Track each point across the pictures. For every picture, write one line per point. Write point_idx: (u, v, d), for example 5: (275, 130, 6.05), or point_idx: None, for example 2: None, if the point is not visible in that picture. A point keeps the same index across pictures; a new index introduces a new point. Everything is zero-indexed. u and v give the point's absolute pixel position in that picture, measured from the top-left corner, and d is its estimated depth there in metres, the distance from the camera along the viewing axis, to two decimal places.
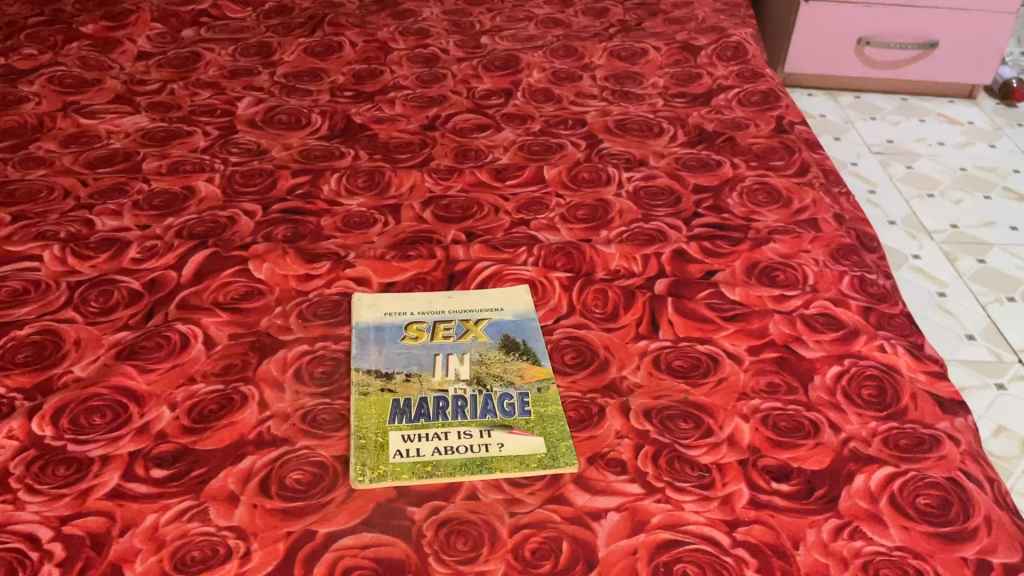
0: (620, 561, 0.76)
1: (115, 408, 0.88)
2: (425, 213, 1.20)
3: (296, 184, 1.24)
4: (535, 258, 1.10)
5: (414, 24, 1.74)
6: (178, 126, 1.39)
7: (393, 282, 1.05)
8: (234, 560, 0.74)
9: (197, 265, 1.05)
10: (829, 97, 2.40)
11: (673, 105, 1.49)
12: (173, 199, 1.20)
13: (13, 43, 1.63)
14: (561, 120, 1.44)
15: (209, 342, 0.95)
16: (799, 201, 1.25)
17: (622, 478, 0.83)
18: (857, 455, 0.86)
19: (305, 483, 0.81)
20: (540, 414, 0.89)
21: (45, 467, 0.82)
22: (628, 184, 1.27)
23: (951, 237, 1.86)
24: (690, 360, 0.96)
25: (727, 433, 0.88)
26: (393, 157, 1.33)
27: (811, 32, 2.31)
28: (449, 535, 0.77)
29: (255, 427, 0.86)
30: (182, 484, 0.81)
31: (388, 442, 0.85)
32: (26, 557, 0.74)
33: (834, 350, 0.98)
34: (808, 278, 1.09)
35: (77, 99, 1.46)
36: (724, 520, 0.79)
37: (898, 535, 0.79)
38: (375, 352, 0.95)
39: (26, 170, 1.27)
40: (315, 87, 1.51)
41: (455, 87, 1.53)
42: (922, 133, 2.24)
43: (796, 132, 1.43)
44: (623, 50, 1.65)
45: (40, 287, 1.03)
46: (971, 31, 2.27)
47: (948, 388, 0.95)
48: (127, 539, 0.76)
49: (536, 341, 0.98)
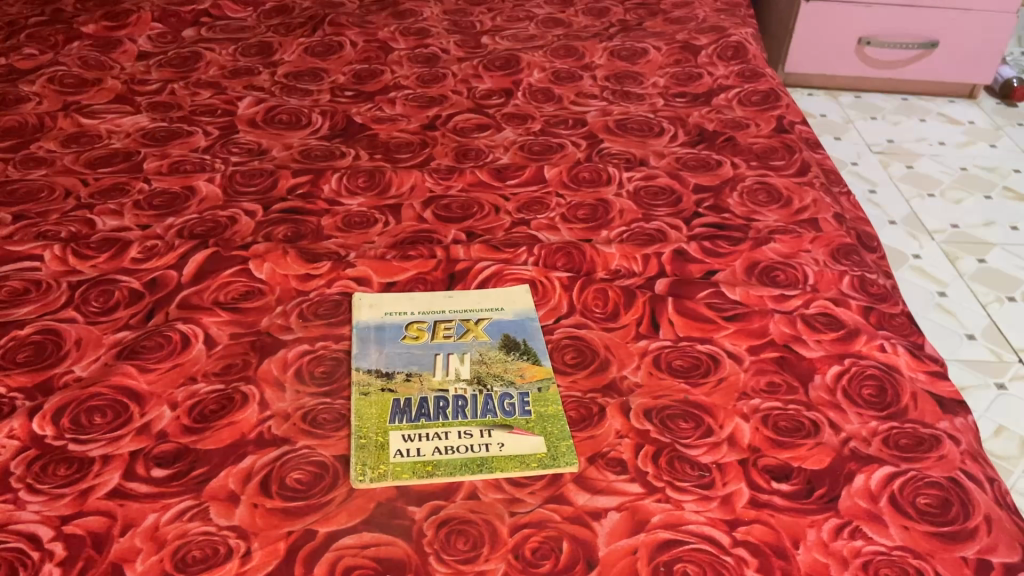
0: (621, 561, 0.76)
1: (115, 408, 0.88)
2: (426, 213, 1.20)
3: (296, 184, 1.24)
4: (535, 258, 1.10)
5: (414, 24, 1.74)
6: (178, 125, 1.39)
7: (393, 282, 1.05)
8: (234, 559, 0.74)
9: (198, 265, 1.05)
10: (830, 97, 2.40)
11: (674, 104, 1.49)
12: (173, 199, 1.20)
13: (13, 43, 1.63)
14: (561, 120, 1.44)
15: (210, 342, 0.95)
16: (799, 200, 1.25)
17: (622, 478, 0.83)
18: (857, 454, 0.86)
19: (305, 483, 0.81)
20: (540, 414, 0.89)
21: (45, 467, 0.82)
22: (629, 184, 1.27)
23: (951, 237, 1.86)
24: (690, 360, 0.96)
25: (727, 433, 0.88)
26: (393, 157, 1.33)
27: (812, 31, 2.31)
28: (449, 534, 0.77)
29: (255, 427, 0.86)
30: (182, 484, 0.81)
31: (389, 441, 0.85)
32: (26, 557, 0.75)
33: (834, 350, 0.98)
34: (808, 278, 1.09)
35: (77, 99, 1.46)
36: (724, 520, 0.79)
37: (898, 535, 0.79)
38: (375, 352, 0.95)
39: (26, 170, 1.28)
40: (315, 87, 1.51)
41: (455, 87, 1.53)
42: (922, 133, 2.24)
43: (796, 132, 1.43)
44: (624, 50, 1.65)
45: (40, 287, 1.03)
46: (972, 31, 2.28)
47: (948, 388, 0.95)
48: (127, 539, 0.76)
49: (536, 341, 0.98)
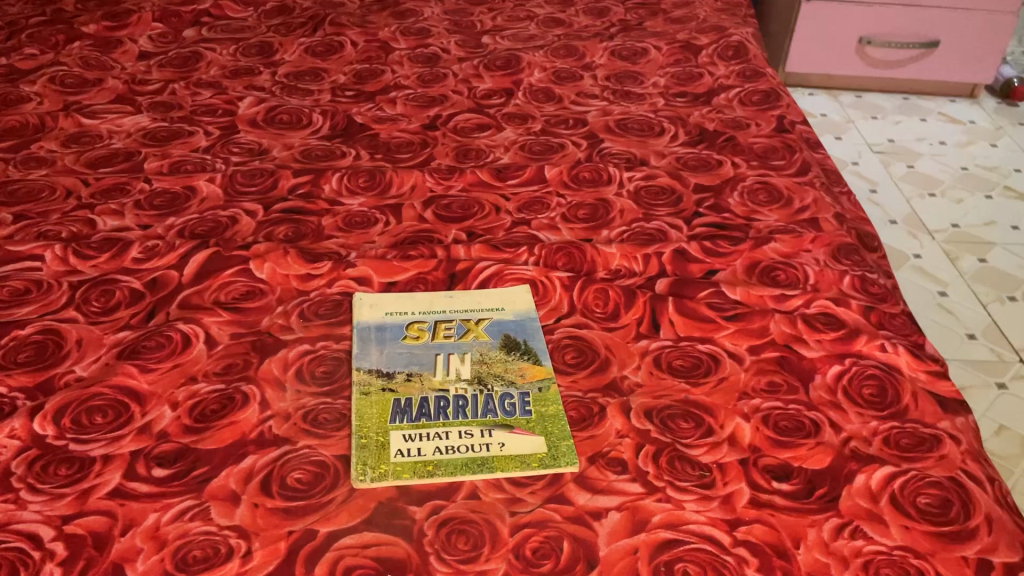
0: (621, 560, 0.76)
1: (116, 408, 0.88)
2: (426, 213, 1.20)
3: (296, 184, 1.24)
4: (535, 258, 1.10)
5: (414, 24, 1.73)
6: (179, 126, 1.39)
7: (393, 282, 1.05)
8: (235, 559, 0.75)
9: (198, 265, 1.05)
10: (831, 97, 2.40)
11: (674, 105, 1.49)
12: (175, 199, 1.20)
13: (14, 43, 1.63)
14: (561, 120, 1.44)
15: (210, 342, 0.95)
16: (799, 200, 1.25)
17: (622, 478, 0.83)
18: (857, 454, 0.86)
19: (307, 483, 0.81)
20: (541, 414, 0.89)
21: (46, 467, 0.82)
22: (629, 184, 1.27)
23: (952, 237, 1.86)
24: (690, 359, 0.96)
25: (728, 432, 0.88)
26: (393, 157, 1.33)
27: (812, 31, 2.31)
28: (449, 534, 0.77)
29: (256, 427, 0.86)
30: (182, 484, 0.81)
31: (390, 441, 0.85)
32: (27, 557, 0.75)
33: (834, 350, 0.98)
34: (808, 278, 1.08)
35: (77, 99, 1.46)
36: (725, 520, 0.79)
37: (899, 534, 0.79)
38: (376, 352, 0.95)
39: (27, 170, 1.28)
40: (316, 87, 1.51)
41: (455, 87, 1.53)
42: (922, 133, 2.24)
43: (797, 132, 1.43)
44: (624, 50, 1.65)
45: (41, 287, 1.03)
46: (973, 31, 2.27)
47: (948, 388, 0.95)
48: (128, 538, 0.76)
49: (537, 341, 0.98)
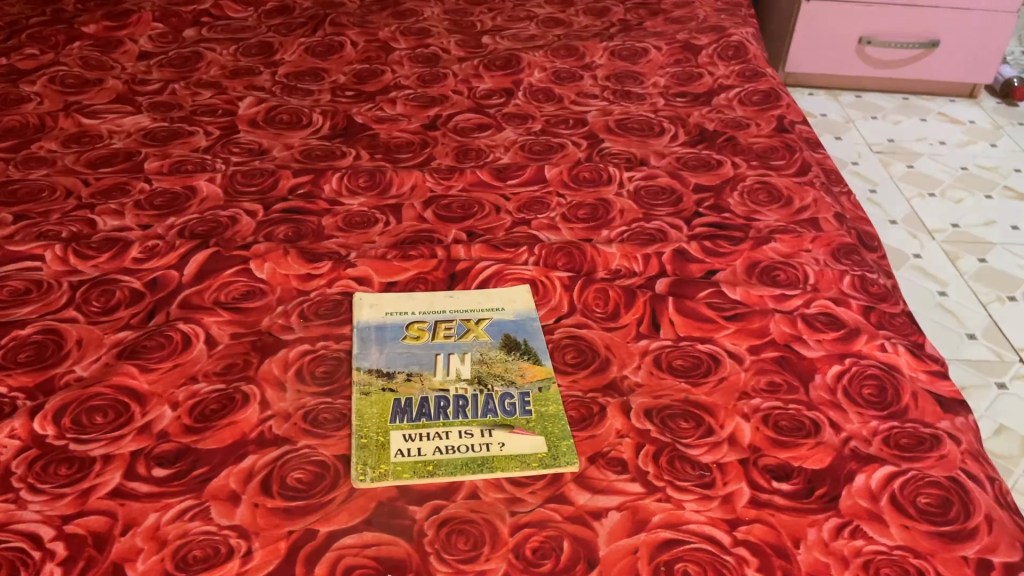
0: (621, 560, 0.76)
1: (117, 408, 0.88)
2: (426, 213, 1.20)
3: (297, 184, 1.24)
4: (535, 258, 1.10)
5: (415, 24, 1.73)
6: (179, 126, 1.39)
7: (394, 282, 1.05)
8: (235, 559, 0.75)
9: (198, 265, 1.05)
10: (832, 97, 2.40)
11: (674, 105, 1.49)
12: (175, 199, 1.20)
13: (14, 43, 1.63)
14: (561, 120, 1.44)
15: (210, 342, 0.95)
16: (799, 200, 1.25)
17: (622, 478, 0.83)
18: (857, 454, 0.86)
19: (307, 482, 0.81)
20: (541, 414, 0.89)
21: (46, 467, 0.82)
22: (629, 184, 1.27)
23: (952, 237, 1.86)
24: (690, 359, 0.96)
25: (728, 432, 0.88)
26: (393, 157, 1.33)
27: (812, 31, 2.31)
28: (450, 534, 0.77)
29: (256, 427, 0.86)
30: (182, 484, 0.81)
31: (390, 441, 0.85)
32: (27, 557, 0.75)
33: (834, 350, 0.98)
34: (808, 278, 1.08)
35: (77, 99, 1.46)
36: (725, 520, 0.79)
37: (899, 534, 0.79)
38: (376, 352, 0.95)
39: (27, 170, 1.28)
40: (316, 87, 1.51)
41: (456, 87, 1.53)
42: (922, 133, 2.24)
43: (796, 132, 1.43)
44: (624, 50, 1.65)
45: (41, 287, 1.03)
46: (973, 31, 2.27)
47: (948, 388, 0.95)
48: (128, 538, 0.76)
49: (537, 340, 0.98)
